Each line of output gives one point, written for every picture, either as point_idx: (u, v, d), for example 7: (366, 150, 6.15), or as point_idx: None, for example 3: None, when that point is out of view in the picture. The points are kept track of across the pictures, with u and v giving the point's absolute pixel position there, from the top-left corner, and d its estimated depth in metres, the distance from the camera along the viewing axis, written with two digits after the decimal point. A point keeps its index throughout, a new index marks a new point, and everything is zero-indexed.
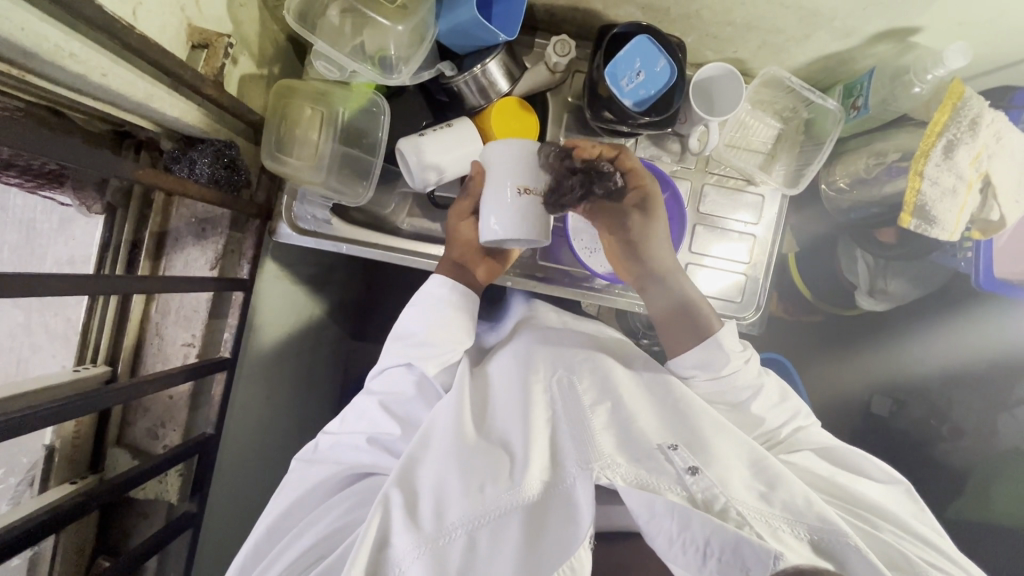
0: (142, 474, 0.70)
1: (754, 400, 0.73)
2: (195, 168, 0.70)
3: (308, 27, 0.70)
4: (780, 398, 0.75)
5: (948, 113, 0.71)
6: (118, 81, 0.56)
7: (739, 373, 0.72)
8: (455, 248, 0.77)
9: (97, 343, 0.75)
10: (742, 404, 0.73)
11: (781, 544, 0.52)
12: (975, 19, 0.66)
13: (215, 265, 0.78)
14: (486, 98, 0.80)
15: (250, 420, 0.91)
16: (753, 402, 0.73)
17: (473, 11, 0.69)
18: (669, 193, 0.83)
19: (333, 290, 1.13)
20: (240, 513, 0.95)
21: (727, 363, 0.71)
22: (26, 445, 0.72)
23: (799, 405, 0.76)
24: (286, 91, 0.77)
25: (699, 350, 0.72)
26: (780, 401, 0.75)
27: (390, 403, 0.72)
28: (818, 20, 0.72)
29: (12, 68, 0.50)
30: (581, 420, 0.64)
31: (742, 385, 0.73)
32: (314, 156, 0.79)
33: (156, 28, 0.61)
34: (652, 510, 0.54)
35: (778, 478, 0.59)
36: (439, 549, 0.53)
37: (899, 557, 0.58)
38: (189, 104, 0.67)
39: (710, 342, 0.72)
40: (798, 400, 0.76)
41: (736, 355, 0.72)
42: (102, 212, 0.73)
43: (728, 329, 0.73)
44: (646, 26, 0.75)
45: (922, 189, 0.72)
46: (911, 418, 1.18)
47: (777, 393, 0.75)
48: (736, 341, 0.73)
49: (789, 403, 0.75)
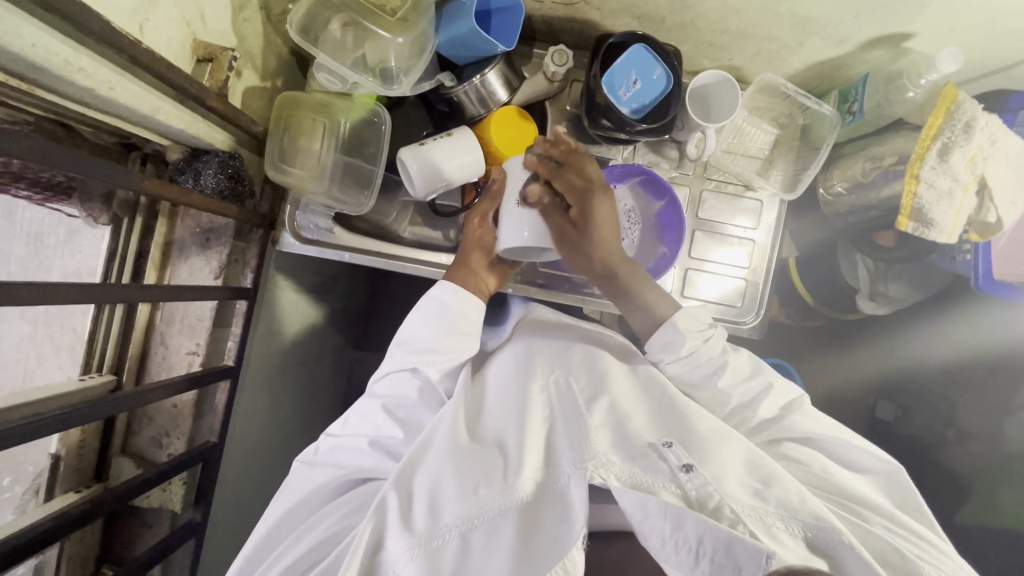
0: (150, 478, 0.71)
1: (721, 376, 0.72)
2: (201, 179, 0.71)
3: (311, 40, 0.72)
4: (751, 373, 0.74)
5: (942, 117, 0.71)
6: (126, 95, 0.57)
7: (700, 352, 0.73)
8: (472, 253, 0.78)
9: (103, 353, 0.75)
10: (705, 383, 0.74)
11: (775, 542, 0.51)
12: (966, 24, 0.67)
13: (219, 274, 0.79)
14: (486, 108, 0.81)
15: (253, 427, 0.91)
16: (719, 378, 0.73)
17: (472, 24, 0.70)
18: (667, 199, 0.83)
19: (336, 299, 1.13)
20: (241, 525, 0.94)
21: (686, 344, 0.72)
22: (33, 454, 0.73)
23: (773, 378, 0.74)
24: (289, 103, 0.79)
25: (662, 334, 0.73)
26: (750, 375, 0.73)
27: (392, 406, 0.73)
28: (811, 27, 0.73)
29: (21, 83, 0.52)
30: (576, 420, 0.65)
31: (705, 364, 0.73)
32: (316, 166, 0.79)
33: (162, 44, 0.62)
34: (645, 511, 0.54)
35: (773, 476, 0.59)
36: (433, 551, 0.53)
37: (893, 554, 0.57)
38: (195, 116, 0.68)
39: (669, 326, 0.73)
40: (771, 374, 0.74)
41: (694, 335, 0.73)
42: (108, 223, 0.73)
43: (682, 313, 0.74)
44: (643, 36, 0.76)
45: (918, 192, 0.73)
46: (919, 422, 1.17)
47: (747, 368, 0.74)
48: (695, 320, 0.74)
49: (761, 375, 0.73)
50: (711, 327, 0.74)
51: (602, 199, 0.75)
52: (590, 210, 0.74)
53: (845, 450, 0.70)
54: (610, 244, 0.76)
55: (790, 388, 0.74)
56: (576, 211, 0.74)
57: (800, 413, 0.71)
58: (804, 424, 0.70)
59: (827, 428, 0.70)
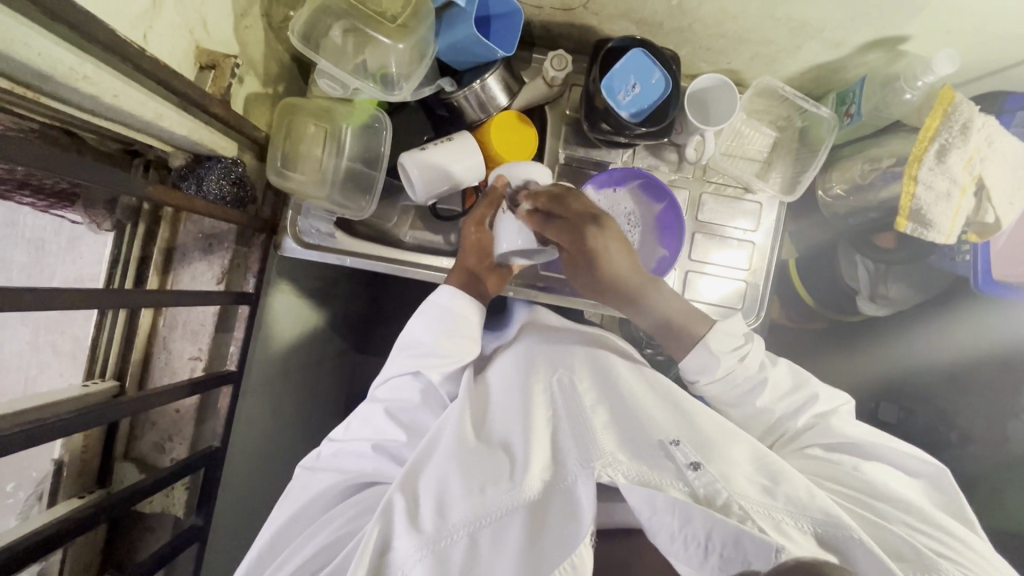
0: (155, 483, 0.71)
1: (760, 394, 0.74)
2: (203, 185, 0.72)
3: (312, 47, 0.73)
4: (791, 389, 0.75)
5: (938, 119, 0.72)
6: (130, 102, 0.58)
7: (736, 371, 0.73)
8: (471, 257, 0.78)
9: (106, 358, 0.76)
10: (745, 399, 0.75)
11: (784, 538, 0.50)
12: (962, 27, 0.68)
13: (222, 279, 0.80)
14: (486, 113, 0.82)
15: (256, 431, 0.91)
16: (758, 396, 0.74)
17: (471, 29, 0.71)
18: (667, 203, 0.84)
19: (338, 303, 1.14)
20: (244, 530, 0.94)
21: (721, 366, 0.72)
22: (38, 460, 0.73)
23: (818, 389, 0.75)
24: (290, 108, 0.80)
25: (694, 356, 0.73)
26: (790, 390, 0.75)
27: (395, 411, 0.73)
28: (808, 30, 0.74)
29: (27, 90, 0.52)
30: (582, 419, 0.65)
31: (741, 381, 0.74)
32: (317, 172, 0.81)
33: (166, 52, 0.63)
34: (653, 506, 0.54)
35: (780, 474, 0.59)
36: (441, 551, 0.53)
37: (908, 550, 0.57)
38: (198, 123, 0.69)
39: (703, 349, 0.73)
40: (815, 386, 0.75)
41: (728, 355, 0.73)
42: (112, 229, 0.75)
43: (716, 333, 0.73)
44: (641, 40, 0.77)
45: (917, 194, 0.74)
46: (922, 423, 1.17)
47: (786, 382, 0.75)
48: (729, 341, 0.74)
49: (803, 389, 0.74)
50: (748, 341, 0.75)
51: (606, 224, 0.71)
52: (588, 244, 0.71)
53: (884, 452, 0.70)
54: (622, 269, 0.72)
55: (835, 398, 0.75)
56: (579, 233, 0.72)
57: (838, 418, 0.73)
58: (839, 428, 0.71)
59: (865, 434, 0.71)
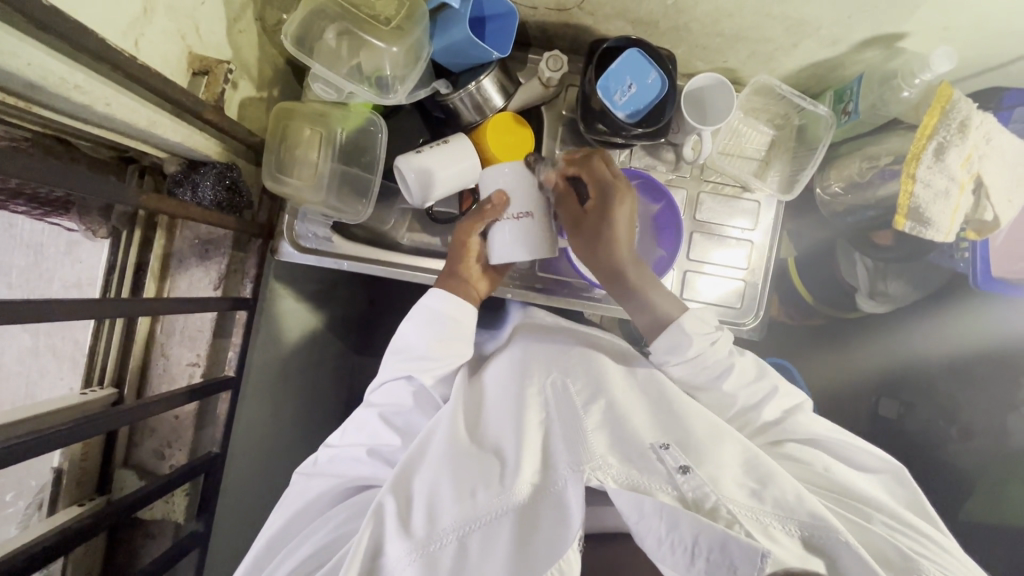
0: (152, 491, 0.71)
1: (727, 378, 0.72)
2: (199, 191, 0.72)
3: (305, 51, 0.72)
4: (757, 378, 0.73)
5: (936, 117, 0.71)
6: (122, 110, 0.58)
7: (706, 355, 0.72)
8: (465, 260, 0.77)
9: (104, 366, 0.76)
10: (712, 385, 0.73)
11: (774, 544, 0.52)
12: (960, 23, 0.67)
13: (219, 284, 0.80)
14: (482, 115, 0.81)
15: (256, 436, 0.91)
16: (725, 381, 0.72)
17: (466, 31, 0.70)
18: (665, 202, 0.83)
19: (337, 306, 1.13)
20: (245, 535, 0.94)
21: (694, 345, 0.71)
22: (38, 468, 0.73)
23: (778, 381, 0.74)
24: (286, 113, 0.79)
25: (666, 335, 0.72)
26: (755, 378, 0.73)
27: (389, 415, 0.73)
28: (804, 29, 0.73)
29: (18, 100, 0.52)
30: (573, 421, 0.65)
31: (711, 365, 0.72)
32: (313, 176, 0.80)
33: (158, 58, 0.63)
34: (640, 511, 0.54)
35: (770, 475, 0.59)
36: (430, 555, 0.54)
37: (893, 552, 0.58)
38: (192, 129, 0.68)
39: (674, 327, 0.72)
40: (775, 377, 0.74)
41: (701, 336, 0.72)
42: (107, 236, 0.74)
43: (690, 315, 0.73)
44: (637, 40, 0.76)
45: (915, 192, 0.73)
46: (921, 419, 1.17)
47: (752, 371, 0.73)
48: (702, 322, 0.73)
49: (766, 379, 0.73)
50: (718, 331, 0.74)
51: (626, 199, 0.74)
52: (611, 204, 0.74)
53: (851, 450, 0.70)
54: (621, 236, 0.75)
55: (795, 394, 0.75)
56: (593, 201, 0.75)
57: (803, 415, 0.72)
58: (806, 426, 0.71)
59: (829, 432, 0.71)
